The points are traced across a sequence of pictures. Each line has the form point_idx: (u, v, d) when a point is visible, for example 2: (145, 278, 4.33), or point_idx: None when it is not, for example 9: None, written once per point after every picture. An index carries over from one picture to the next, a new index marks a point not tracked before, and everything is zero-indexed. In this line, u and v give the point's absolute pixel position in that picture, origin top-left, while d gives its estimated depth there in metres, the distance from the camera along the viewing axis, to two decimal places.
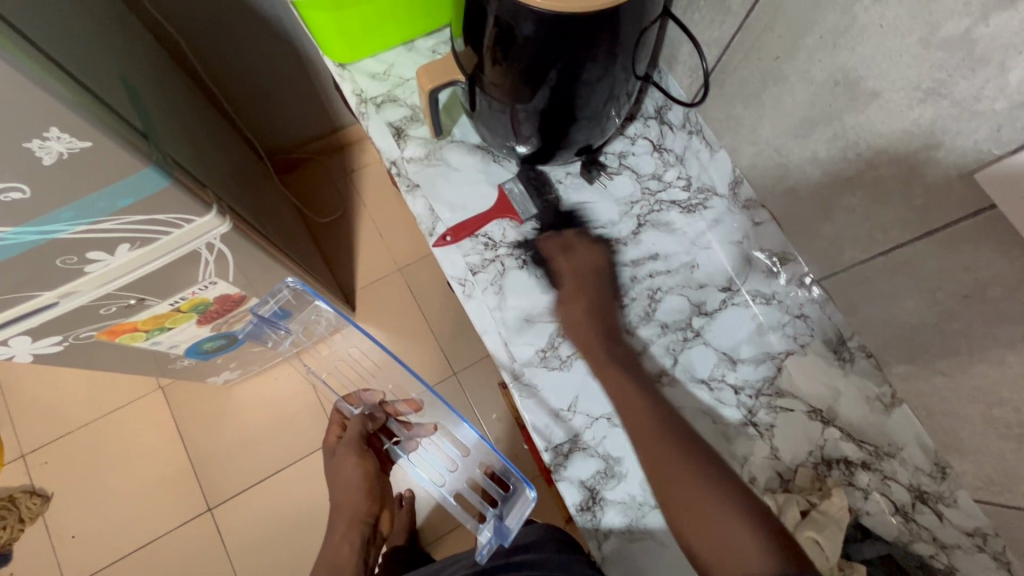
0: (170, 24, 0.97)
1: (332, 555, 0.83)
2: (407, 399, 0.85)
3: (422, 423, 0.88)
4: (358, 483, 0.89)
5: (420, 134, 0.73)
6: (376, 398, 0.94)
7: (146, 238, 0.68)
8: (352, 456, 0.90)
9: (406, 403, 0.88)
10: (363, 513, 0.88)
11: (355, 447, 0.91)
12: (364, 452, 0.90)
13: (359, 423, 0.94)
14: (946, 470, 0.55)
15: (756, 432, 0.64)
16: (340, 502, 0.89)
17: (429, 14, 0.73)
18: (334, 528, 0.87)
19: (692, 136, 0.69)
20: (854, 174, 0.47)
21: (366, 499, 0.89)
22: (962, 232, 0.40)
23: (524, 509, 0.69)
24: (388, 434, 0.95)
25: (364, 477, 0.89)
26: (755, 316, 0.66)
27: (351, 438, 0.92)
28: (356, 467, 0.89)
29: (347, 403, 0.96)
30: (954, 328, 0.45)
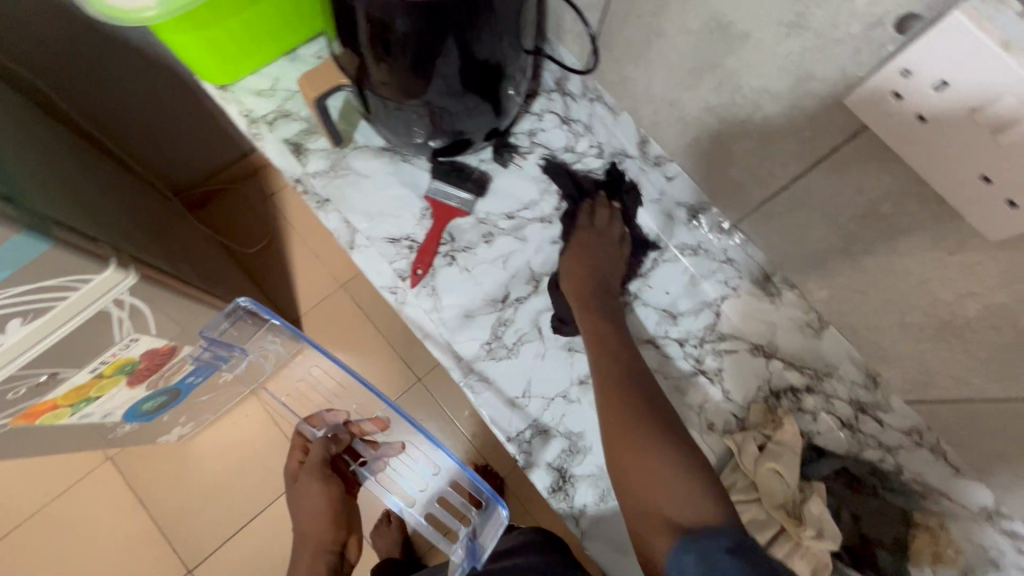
0: (25, 69, 0.88)
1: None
2: (374, 419, 0.84)
3: (390, 442, 0.86)
4: (323, 509, 0.79)
5: (320, 146, 0.69)
6: (340, 419, 0.89)
7: (39, 308, 0.63)
8: (316, 483, 0.81)
9: (372, 422, 0.85)
10: (329, 540, 0.78)
11: (320, 471, 0.82)
12: (329, 477, 0.81)
13: (322, 446, 0.85)
14: (876, 378, 0.57)
15: (707, 379, 0.66)
16: (303, 532, 0.79)
17: (304, 22, 0.68)
18: (298, 557, 0.77)
19: (593, 103, 0.67)
20: (745, 116, 0.48)
21: (332, 527, 0.79)
22: (849, 155, 0.41)
23: (498, 525, 0.70)
24: (354, 454, 0.88)
25: (331, 503, 0.80)
26: (687, 268, 0.67)
27: (316, 462, 0.83)
28: (320, 492, 0.80)
29: (310, 428, 0.87)
30: (859, 248, 0.47)
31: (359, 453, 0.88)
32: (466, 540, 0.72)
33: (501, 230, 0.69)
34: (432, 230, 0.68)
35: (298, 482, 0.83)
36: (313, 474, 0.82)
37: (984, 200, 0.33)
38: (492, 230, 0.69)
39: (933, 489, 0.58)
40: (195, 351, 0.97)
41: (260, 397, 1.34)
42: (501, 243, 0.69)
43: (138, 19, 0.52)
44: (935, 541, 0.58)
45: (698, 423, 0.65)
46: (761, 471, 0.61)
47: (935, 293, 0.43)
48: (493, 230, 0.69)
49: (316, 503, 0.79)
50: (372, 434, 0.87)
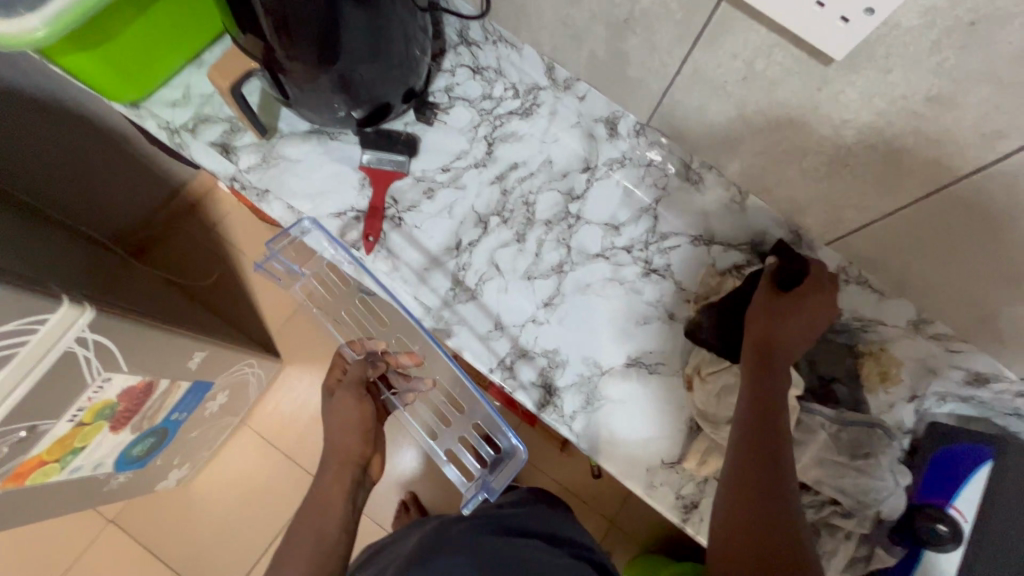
0: None
1: (319, 497, 0.70)
2: (410, 353, 0.73)
3: (422, 378, 0.77)
4: (355, 429, 0.72)
5: (247, 141, 0.71)
6: (378, 347, 0.74)
7: (1, 356, 0.63)
8: (351, 402, 0.72)
9: (407, 356, 0.74)
10: (357, 453, 0.72)
11: (357, 391, 0.72)
12: (366, 397, 0.72)
13: (359, 368, 0.73)
14: (800, 233, 0.64)
15: (658, 276, 0.72)
16: (330, 441, 0.73)
17: (203, 26, 0.69)
18: (324, 463, 0.73)
19: (497, 45, 0.70)
20: (627, 15, 0.52)
21: (363, 444, 0.72)
22: (718, 24, 0.47)
23: (515, 468, 0.68)
24: (387, 383, 0.79)
25: (363, 423, 0.72)
26: (619, 181, 0.73)
27: (353, 384, 0.73)
28: (355, 414, 0.71)
29: (350, 348, 0.75)
30: (751, 110, 0.52)
31: (390, 382, 0.79)
32: (480, 476, 0.71)
33: (440, 183, 0.72)
34: (374, 196, 0.70)
35: (334, 398, 0.73)
36: (352, 391, 0.73)
37: (825, 27, 0.38)
38: (432, 186, 0.72)
39: (869, 320, 0.65)
40: (172, 383, 0.97)
41: (251, 424, 1.33)
42: (443, 195, 0.72)
43: (28, 43, 0.52)
44: (879, 361, 0.66)
45: (659, 315, 0.71)
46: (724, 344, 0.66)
47: (818, 131, 0.49)
48: (433, 185, 0.72)
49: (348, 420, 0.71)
50: (405, 368, 0.74)
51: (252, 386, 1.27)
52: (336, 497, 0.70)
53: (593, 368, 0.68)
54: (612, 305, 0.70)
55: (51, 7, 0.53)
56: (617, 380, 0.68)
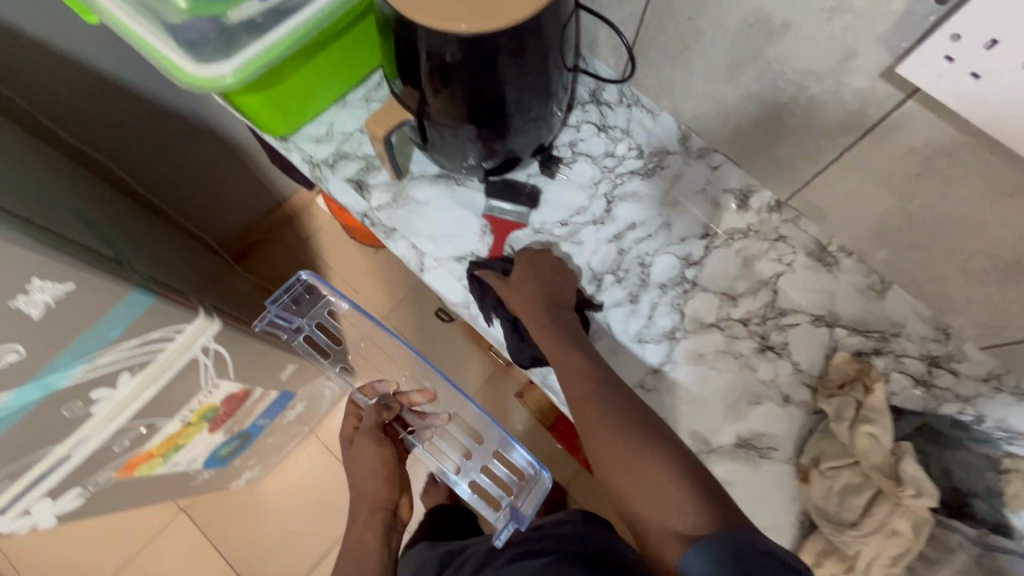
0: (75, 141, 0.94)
1: (355, 544, 0.81)
2: (422, 389, 0.96)
3: (438, 414, 0.96)
4: (377, 470, 0.85)
5: (381, 180, 0.74)
6: (388, 391, 0.95)
7: (142, 361, 0.67)
8: (371, 446, 0.86)
9: (420, 393, 0.96)
10: (385, 498, 0.85)
11: (374, 434, 0.87)
12: (382, 440, 0.87)
13: (375, 412, 0.90)
14: (947, 329, 0.63)
15: (774, 354, 0.68)
16: (359, 484, 0.86)
17: (353, 70, 0.75)
18: (354, 521, 0.84)
19: (631, 108, 0.74)
20: (790, 98, 0.51)
21: (388, 486, 0.84)
22: (898, 118, 0.45)
23: (542, 489, 0.80)
24: (402, 424, 0.94)
25: (383, 465, 0.84)
26: (738, 251, 0.71)
27: (370, 426, 0.88)
28: (376, 456, 0.85)
29: (363, 395, 0.94)
30: (917, 205, 0.50)
31: (406, 423, 0.94)
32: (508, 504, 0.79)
33: (557, 237, 0.73)
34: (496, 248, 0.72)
35: (356, 444, 0.87)
36: (368, 435, 0.87)
37: None
38: (550, 238, 0.73)
39: None
40: (265, 392, 1.02)
41: (320, 435, 1.37)
42: (560, 249, 0.72)
43: (222, 87, 0.59)
44: None
45: (773, 397, 0.67)
46: (857, 437, 0.61)
47: (997, 235, 0.46)
48: (551, 238, 0.73)
49: (370, 461, 0.84)
50: (420, 406, 0.96)
51: (326, 398, 1.32)
52: (369, 537, 0.81)
53: (700, 445, 0.65)
54: (721, 381, 0.67)
55: (241, 57, 0.60)
56: (725, 462, 0.65)
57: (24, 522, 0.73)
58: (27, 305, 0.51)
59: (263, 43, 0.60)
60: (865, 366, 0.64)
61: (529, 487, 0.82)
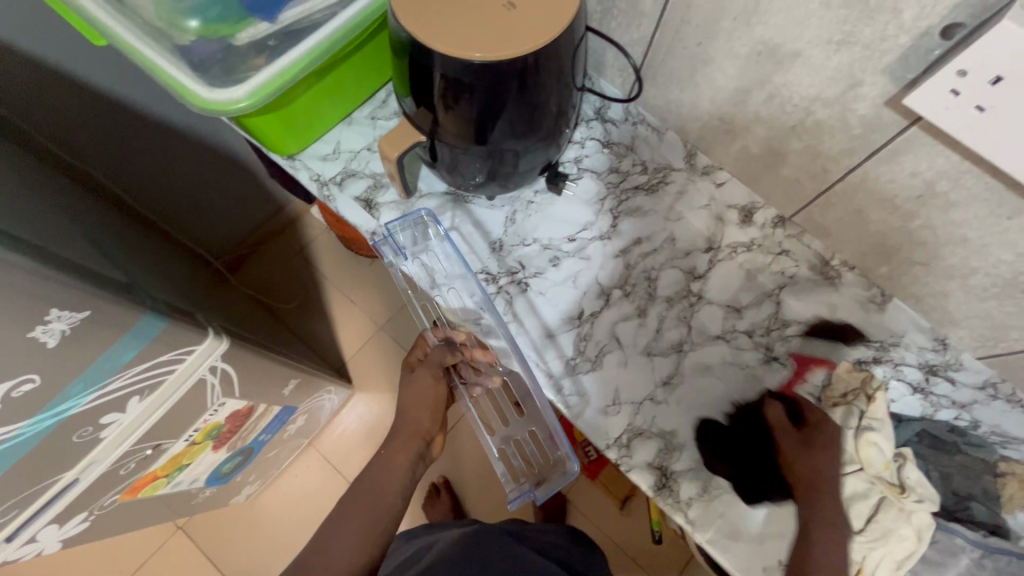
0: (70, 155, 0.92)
1: (386, 459, 0.79)
2: (485, 348, 0.73)
3: (490, 375, 0.78)
4: (428, 405, 0.81)
5: (389, 198, 0.75)
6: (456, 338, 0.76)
7: (151, 385, 0.67)
8: (431, 376, 0.80)
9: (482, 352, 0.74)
10: (425, 429, 0.81)
11: (435, 368, 0.80)
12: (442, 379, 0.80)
13: (442, 351, 0.79)
14: (945, 341, 0.66)
15: (779, 364, 0.70)
16: (402, 413, 0.81)
17: (360, 88, 0.75)
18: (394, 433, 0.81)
19: (636, 126, 0.76)
20: (796, 122, 0.53)
21: (432, 417, 0.81)
22: (901, 144, 0.47)
23: (561, 481, 0.71)
24: (459, 373, 0.82)
25: (435, 401, 0.81)
26: (742, 264, 0.72)
27: (433, 363, 0.79)
28: (431, 391, 0.80)
29: (432, 334, 0.79)
30: (919, 224, 0.52)
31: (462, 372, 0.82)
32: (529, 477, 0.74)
33: (565, 252, 0.74)
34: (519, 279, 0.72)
35: (415, 372, 0.81)
36: (431, 369, 0.80)
37: None
38: (558, 254, 0.74)
39: (1011, 437, 0.64)
40: (268, 407, 1.02)
41: (320, 447, 1.37)
42: (568, 264, 0.74)
43: (235, 110, 0.59)
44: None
45: (779, 406, 0.68)
46: (862, 446, 0.63)
47: (997, 254, 0.48)
48: (559, 254, 0.74)
49: (424, 396, 0.80)
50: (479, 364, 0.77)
51: (327, 409, 1.31)
52: (401, 464, 0.78)
53: (710, 454, 0.66)
54: (729, 391, 0.69)
55: (252, 80, 0.60)
56: None
57: (28, 549, 0.72)
58: (47, 332, 0.51)
59: (275, 66, 0.60)
60: (867, 376, 0.66)
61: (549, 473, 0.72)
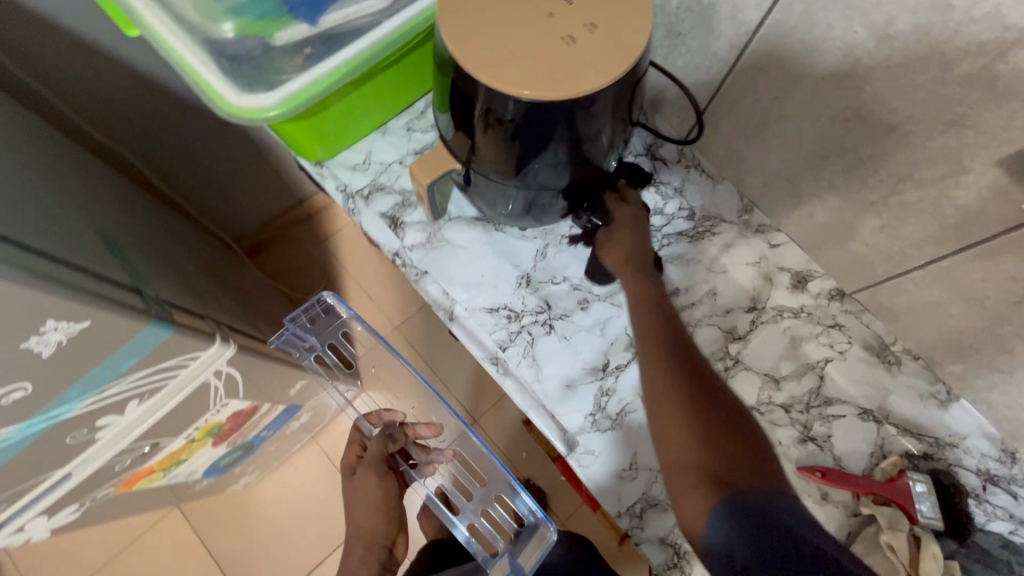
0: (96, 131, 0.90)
1: None
2: (429, 424, 0.88)
3: (443, 449, 0.88)
4: (377, 506, 0.83)
5: (416, 218, 0.71)
6: (396, 418, 0.93)
7: (152, 389, 0.64)
8: (372, 477, 0.84)
9: (426, 427, 0.89)
10: (383, 535, 0.82)
11: (377, 467, 0.85)
12: (385, 474, 0.85)
13: (381, 443, 0.88)
14: (1014, 453, 0.59)
15: (816, 446, 0.64)
16: (356, 526, 0.83)
17: (397, 97, 0.71)
18: (351, 552, 0.81)
19: (689, 170, 0.70)
20: (877, 199, 0.47)
21: (385, 521, 0.83)
22: (1003, 244, 0.41)
23: (543, 546, 0.72)
24: (406, 456, 0.90)
25: (384, 498, 0.83)
26: (787, 331, 0.66)
27: (373, 460, 0.86)
28: (376, 487, 0.83)
29: (367, 422, 0.96)
30: (1008, 330, 0.46)
31: (411, 455, 0.90)
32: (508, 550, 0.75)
33: (596, 295, 0.69)
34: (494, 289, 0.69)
35: (357, 476, 0.86)
36: (372, 469, 0.85)
37: None
38: (588, 297, 0.69)
39: None
40: (272, 407, 0.99)
41: (321, 444, 1.34)
42: (597, 309, 0.68)
43: (263, 118, 0.55)
44: None
45: (811, 492, 0.63)
46: (920, 557, 0.57)
47: None
48: (589, 296, 0.69)
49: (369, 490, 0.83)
50: (425, 440, 0.90)
51: (332, 407, 1.28)
52: None
53: None
54: None
55: (286, 87, 0.56)
56: None
57: (17, 536, 0.71)
58: (42, 343, 0.48)
59: (310, 73, 0.57)
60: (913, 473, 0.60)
61: (531, 534, 0.73)
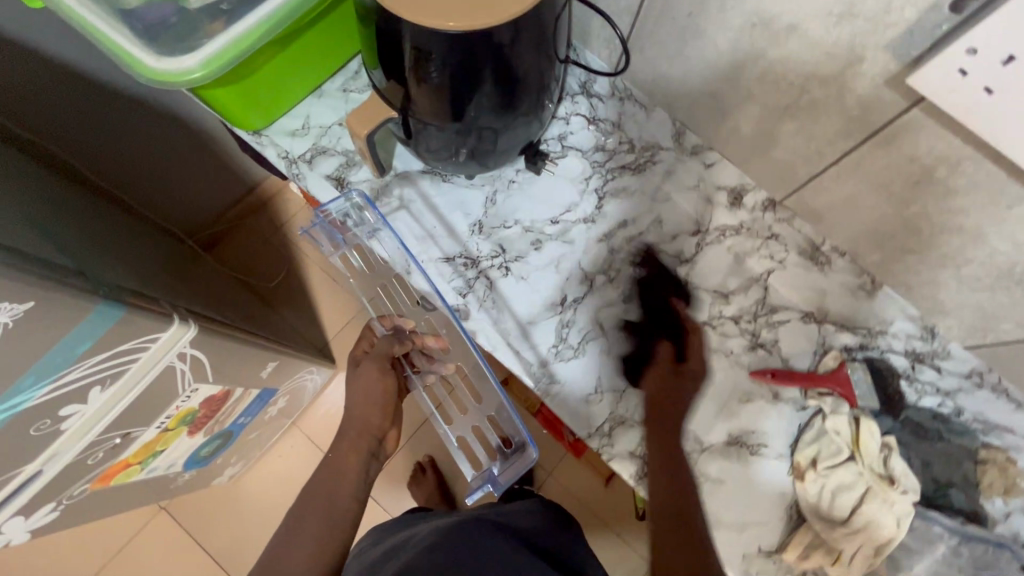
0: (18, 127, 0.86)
1: (335, 464, 0.73)
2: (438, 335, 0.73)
3: (444, 363, 0.76)
4: (378, 400, 0.75)
5: (363, 177, 0.71)
6: (406, 326, 0.76)
7: (114, 374, 0.63)
8: (374, 372, 0.75)
9: (434, 340, 0.74)
10: (376, 426, 0.75)
11: (381, 361, 0.75)
12: (388, 371, 0.75)
13: (387, 343, 0.76)
14: (933, 329, 0.65)
15: (765, 351, 0.68)
16: (348, 410, 0.76)
17: (328, 58, 0.70)
18: (342, 432, 0.76)
19: (624, 102, 0.72)
20: (791, 101, 0.51)
21: (383, 413, 0.75)
22: (900, 127, 0.45)
23: (523, 465, 0.68)
24: (410, 363, 0.78)
25: (385, 394, 0.75)
26: (730, 248, 0.70)
27: (380, 355, 0.75)
28: (378, 384, 0.75)
29: (379, 323, 0.77)
30: (914, 212, 0.50)
31: (413, 361, 0.78)
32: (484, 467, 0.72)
33: (548, 235, 0.71)
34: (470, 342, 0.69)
35: (360, 368, 0.76)
36: (375, 362, 0.76)
37: None
38: (541, 237, 0.71)
39: (992, 424, 0.64)
40: (245, 392, 0.98)
41: (304, 427, 1.34)
42: (551, 248, 0.71)
43: (185, 82, 0.54)
44: (1004, 472, 0.62)
45: (764, 394, 0.67)
46: (858, 432, 0.64)
47: (994, 246, 0.47)
48: (542, 236, 0.71)
49: (370, 392, 0.74)
50: (432, 351, 0.76)
51: (309, 389, 1.27)
52: (351, 470, 0.72)
53: (691, 442, 0.65)
54: (714, 379, 0.68)
55: (206, 48, 0.55)
56: (717, 460, 0.65)
57: None
58: None
59: (230, 33, 0.55)
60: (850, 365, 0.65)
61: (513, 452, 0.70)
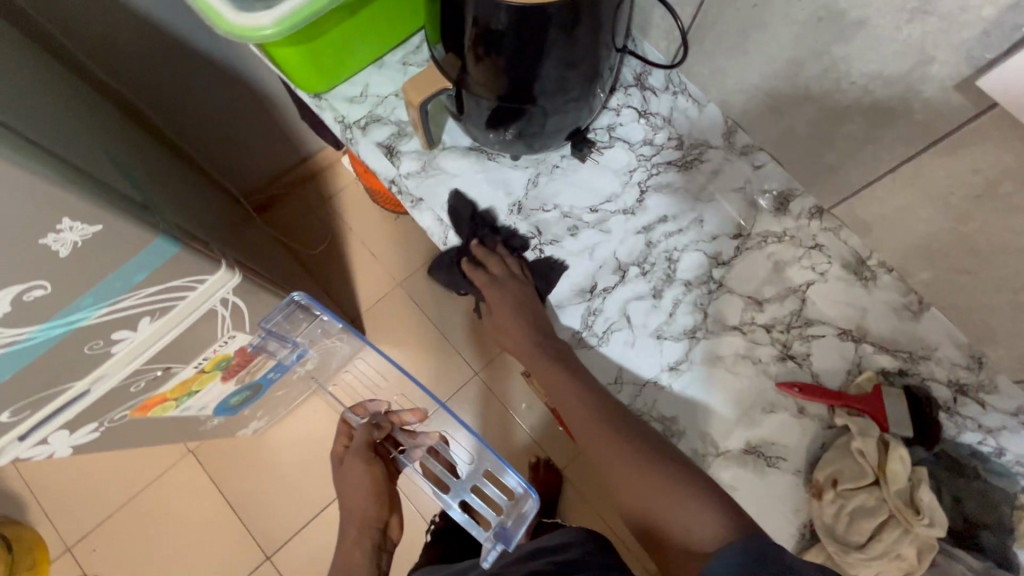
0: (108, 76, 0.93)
1: (342, 560, 0.81)
2: (415, 409, 0.93)
3: (428, 432, 0.95)
4: (366, 491, 0.84)
5: (411, 148, 0.73)
6: (382, 407, 0.94)
7: (163, 307, 0.67)
8: (360, 463, 0.85)
9: (413, 412, 0.94)
10: (374, 517, 0.84)
11: (364, 453, 0.87)
12: (371, 459, 0.86)
13: (365, 431, 0.90)
14: (981, 359, 0.60)
15: (795, 364, 0.66)
16: (348, 507, 0.85)
17: (392, 30, 0.72)
18: (346, 530, 0.84)
19: (677, 96, 0.71)
20: (850, 102, 0.51)
21: (375, 502, 0.84)
22: (967, 135, 0.45)
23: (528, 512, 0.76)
24: (395, 443, 0.92)
25: (373, 481, 0.84)
26: (771, 256, 0.68)
27: (361, 445, 0.88)
28: (364, 473, 0.85)
29: (354, 415, 0.95)
30: (971, 228, 0.50)
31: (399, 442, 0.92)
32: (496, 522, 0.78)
33: (585, 223, 0.71)
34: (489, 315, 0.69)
35: (345, 463, 0.87)
36: (359, 455, 0.86)
37: None
38: (577, 224, 0.71)
39: None
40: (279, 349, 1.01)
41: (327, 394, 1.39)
42: (587, 235, 0.71)
43: (259, 37, 0.57)
44: None
45: (787, 406, 0.65)
46: (888, 459, 0.61)
47: None
48: (578, 224, 0.71)
49: (358, 477, 0.84)
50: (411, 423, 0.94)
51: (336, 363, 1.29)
52: (358, 556, 0.81)
53: (707, 446, 0.64)
54: (739, 385, 0.66)
55: (281, 8, 0.57)
56: (731, 466, 0.64)
57: (41, 449, 0.77)
58: (60, 240, 0.52)
59: None
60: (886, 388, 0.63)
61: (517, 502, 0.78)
